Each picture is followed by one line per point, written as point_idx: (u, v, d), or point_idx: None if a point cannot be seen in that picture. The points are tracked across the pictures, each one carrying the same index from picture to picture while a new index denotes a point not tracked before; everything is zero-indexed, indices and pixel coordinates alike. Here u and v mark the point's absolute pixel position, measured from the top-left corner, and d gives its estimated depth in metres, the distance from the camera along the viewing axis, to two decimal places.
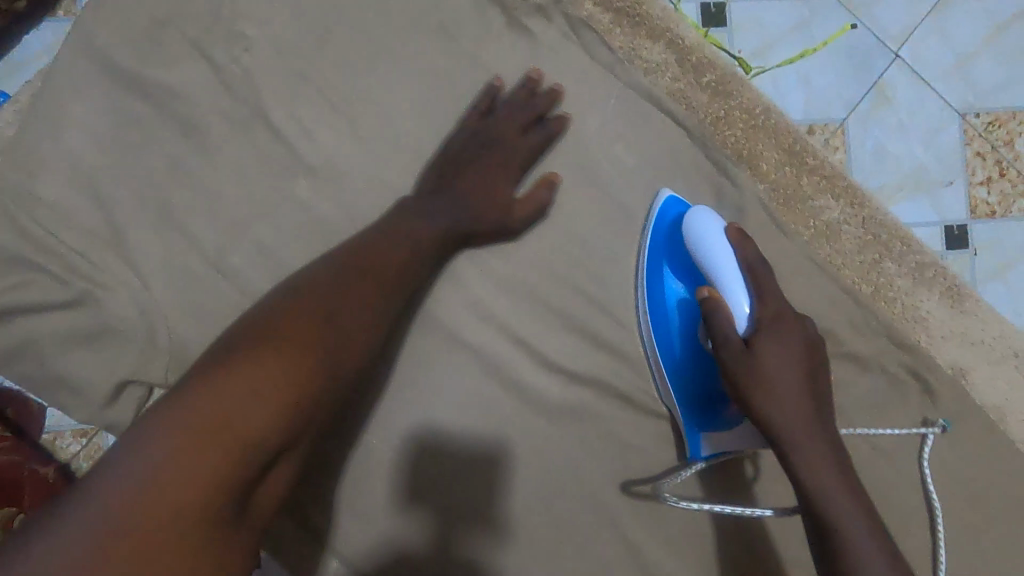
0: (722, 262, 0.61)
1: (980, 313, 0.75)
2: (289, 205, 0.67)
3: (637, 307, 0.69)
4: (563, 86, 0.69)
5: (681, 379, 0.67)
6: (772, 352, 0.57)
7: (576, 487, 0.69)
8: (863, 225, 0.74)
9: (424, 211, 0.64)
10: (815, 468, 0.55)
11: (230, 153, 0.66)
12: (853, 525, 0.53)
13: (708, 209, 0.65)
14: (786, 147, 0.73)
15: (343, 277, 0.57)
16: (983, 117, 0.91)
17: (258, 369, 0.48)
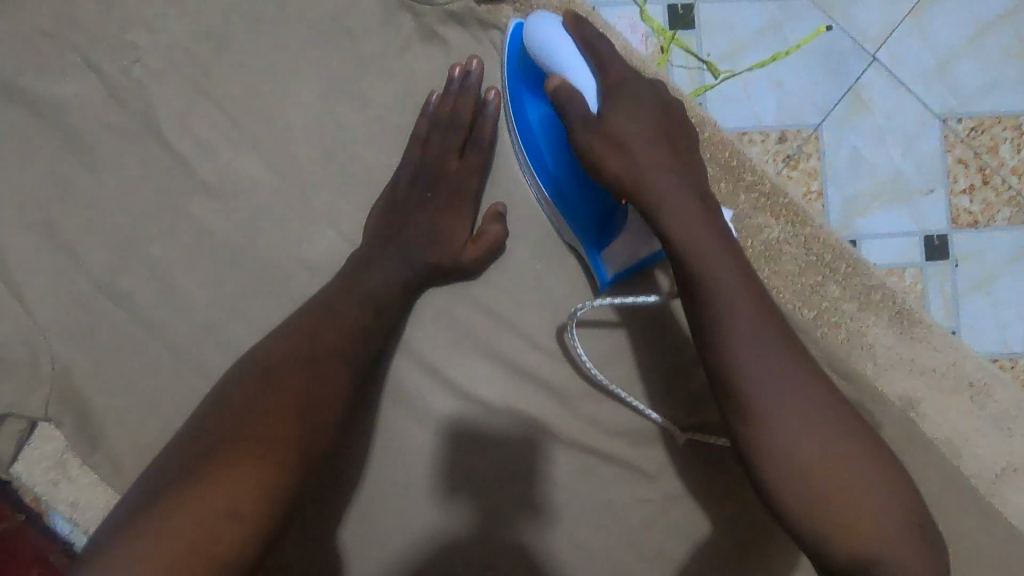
0: (558, 46, 0.57)
1: (932, 338, 0.70)
2: (184, 226, 0.63)
3: (515, 146, 0.66)
4: (480, 65, 0.64)
5: (561, 178, 0.63)
6: (653, 159, 0.53)
7: (490, 527, 0.64)
8: (806, 245, 0.69)
9: (374, 264, 0.61)
10: (707, 266, 0.50)
11: (121, 170, 0.62)
12: (773, 385, 0.47)
13: (546, 13, 0.60)
14: (722, 163, 0.69)
15: (301, 347, 0.55)
16: (965, 121, 0.85)
17: (225, 482, 0.47)
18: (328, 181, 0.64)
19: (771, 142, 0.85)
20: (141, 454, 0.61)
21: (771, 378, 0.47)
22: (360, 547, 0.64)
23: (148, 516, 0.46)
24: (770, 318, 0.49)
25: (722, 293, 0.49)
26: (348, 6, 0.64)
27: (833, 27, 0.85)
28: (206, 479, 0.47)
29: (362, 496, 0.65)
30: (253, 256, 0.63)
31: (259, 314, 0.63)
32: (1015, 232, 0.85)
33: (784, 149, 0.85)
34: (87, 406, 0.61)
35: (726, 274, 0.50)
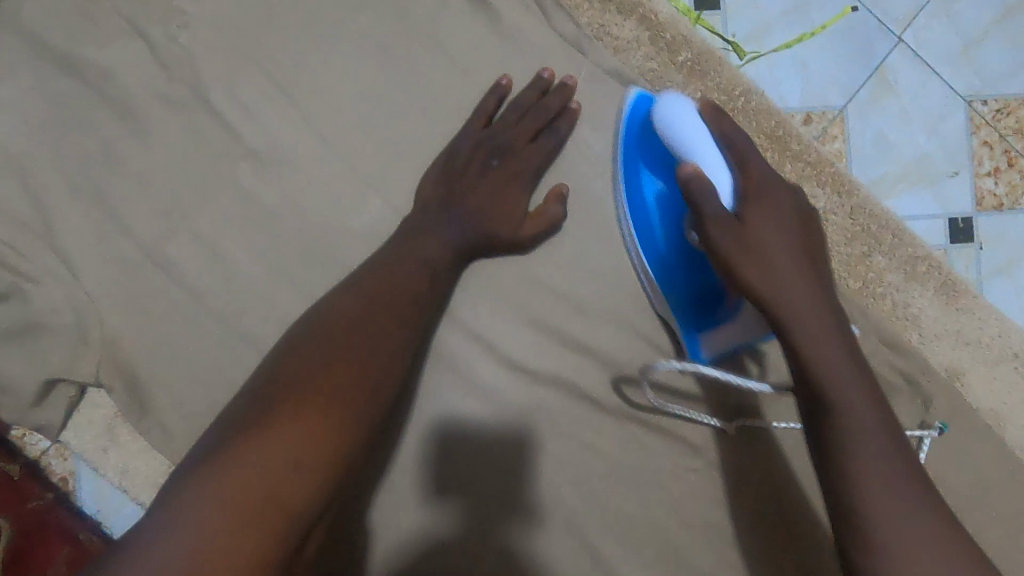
0: (698, 147, 0.56)
1: (976, 309, 0.70)
2: (230, 192, 0.63)
3: (619, 215, 0.66)
4: (575, 82, 0.65)
5: (667, 281, 0.63)
6: (766, 224, 0.55)
7: (538, 494, 0.64)
8: (851, 215, 0.69)
9: (430, 229, 0.61)
10: (813, 338, 0.52)
11: (168, 136, 0.62)
12: (877, 461, 0.48)
13: (676, 94, 0.59)
14: (767, 132, 0.68)
15: (363, 309, 0.55)
16: (991, 103, 0.85)
17: (302, 429, 0.48)
18: (375, 148, 0.64)
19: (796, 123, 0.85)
20: (190, 420, 0.61)
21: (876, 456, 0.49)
22: (408, 514, 0.64)
23: (223, 458, 0.45)
24: (880, 405, 0.50)
25: (835, 367, 0.51)
26: None
27: (858, 8, 0.85)
28: (284, 422, 0.47)
29: (409, 464, 0.64)
30: (300, 224, 0.63)
31: (306, 281, 0.63)
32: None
33: (809, 131, 0.85)
34: (135, 372, 0.61)
35: (833, 347, 0.52)
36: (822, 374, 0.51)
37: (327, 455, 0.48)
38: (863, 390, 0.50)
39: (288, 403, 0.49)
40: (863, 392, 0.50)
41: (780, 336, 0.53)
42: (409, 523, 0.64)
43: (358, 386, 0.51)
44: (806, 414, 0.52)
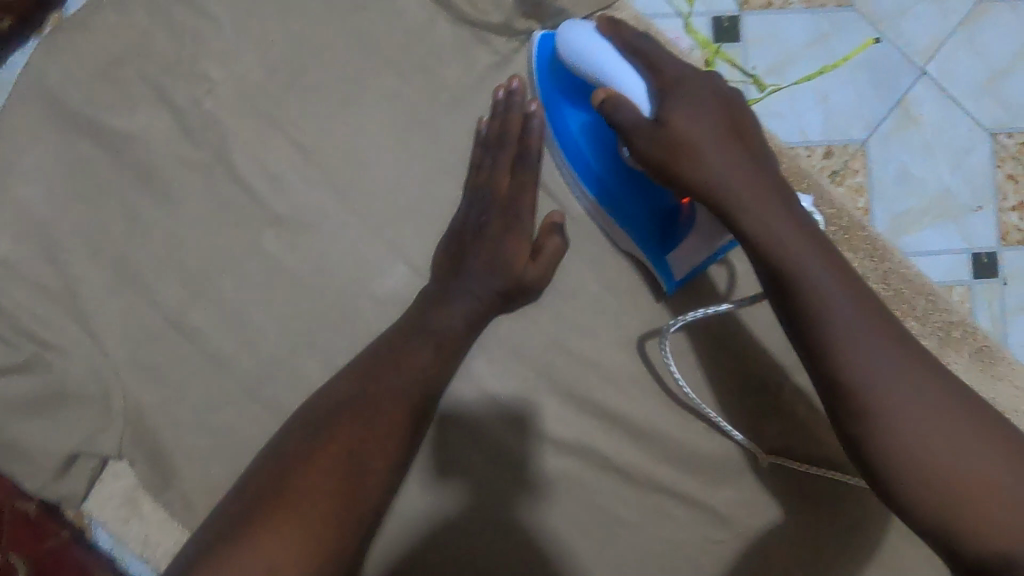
0: (597, 54, 0.57)
1: (1016, 376, 0.68)
2: (255, 259, 0.62)
3: (556, 160, 0.65)
4: (519, 81, 0.62)
5: (617, 204, 0.63)
6: (690, 117, 0.54)
7: (564, 569, 0.63)
8: (884, 279, 0.67)
9: (443, 303, 0.57)
10: (765, 225, 0.51)
11: (193, 202, 0.61)
12: (885, 375, 0.45)
13: (574, 22, 0.60)
14: (799, 195, 0.67)
15: (359, 392, 0.52)
16: (1015, 136, 0.83)
17: (269, 545, 0.45)
18: (401, 213, 0.63)
19: (817, 156, 0.83)
20: (214, 491, 0.60)
21: (884, 370, 0.45)
22: None
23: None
24: (870, 303, 0.48)
25: (810, 273, 0.48)
26: (422, 36, 0.63)
27: (881, 39, 0.83)
28: (253, 536, 0.45)
29: (432, 537, 0.63)
30: (324, 290, 0.62)
31: (330, 350, 0.62)
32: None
33: (830, 165, 0.83)
34: (160, 442, 0.61)
35: (784, 226, 0.51)
36: (801, 289, 0.48)
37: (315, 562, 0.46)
38: (845, 293, 0.48)
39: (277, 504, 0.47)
40: (849, 294, 0.47)
41: (733, 228, 0.52)
42: None
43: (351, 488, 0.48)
44: (795, 338, 0.49)
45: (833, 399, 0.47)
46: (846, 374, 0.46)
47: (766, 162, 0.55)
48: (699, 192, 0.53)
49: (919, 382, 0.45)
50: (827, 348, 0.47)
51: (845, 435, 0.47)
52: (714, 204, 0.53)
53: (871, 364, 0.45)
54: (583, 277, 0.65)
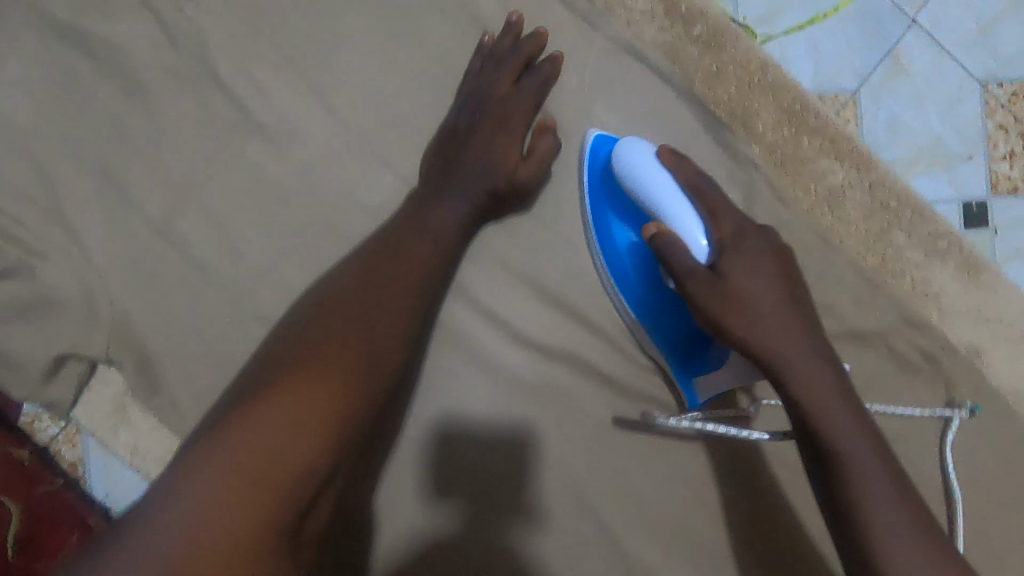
0: (658, 189, 0.58)
1: (999, 286, 0.68)
2: (241, 169, 0.62)
3: (592, 254, 0.65)
4: (544, 31, 0.63)
5: (656, 325, 0.62)
6: (748, 277, 0.55)
7: (554, 477, 0.64)
8: (870, 191, 0.67)
9: (439, 202, 0.60)
10: (811, 385, 0.52)
11: (177, 111, 0.61)
12: (900, 551, 0.49)
13: (638, 141, 0.61)
14: (784, 106, 0.67)
15: (359, 282, 0.55)
16: (1006, 86, 0.82)
17: (302, 397, 0.47)
18: (386, 123, 0.63)
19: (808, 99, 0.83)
20: (201, 398, 0.61)
21: (896, 533, 0.49)
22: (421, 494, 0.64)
23: (220, 434, 0.45)
24: (898, 481, 0.51)
25: (845, 439, 0.51)
26: None
27: None
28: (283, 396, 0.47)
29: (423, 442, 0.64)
30: (310, 199, 0.62)
31: (317, 260, 0.62)
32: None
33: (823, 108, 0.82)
34: (146, 350, 0.60)
35: (831, 398, 0.52)
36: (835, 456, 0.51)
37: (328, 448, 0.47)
38: (873, 456, 0.51)
39: (269, 423, 0.46)
40: (880, 468, 0.51)
41: (777, 386, 0.54)
42: (419, 503, 0.64)
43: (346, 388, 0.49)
44: (820, 492, 0.53)
45: (848, 547, 0.51)
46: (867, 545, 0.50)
47: (814, 318, 0.56)
48: (748, 352, 0.54)
49: (927, 548, 0.49)
50: (854, 507, 0.50)
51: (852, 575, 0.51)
52: (762, 363, 0.54)
53: (890, 540, 0.49)
54: (572, 189, 0.65)
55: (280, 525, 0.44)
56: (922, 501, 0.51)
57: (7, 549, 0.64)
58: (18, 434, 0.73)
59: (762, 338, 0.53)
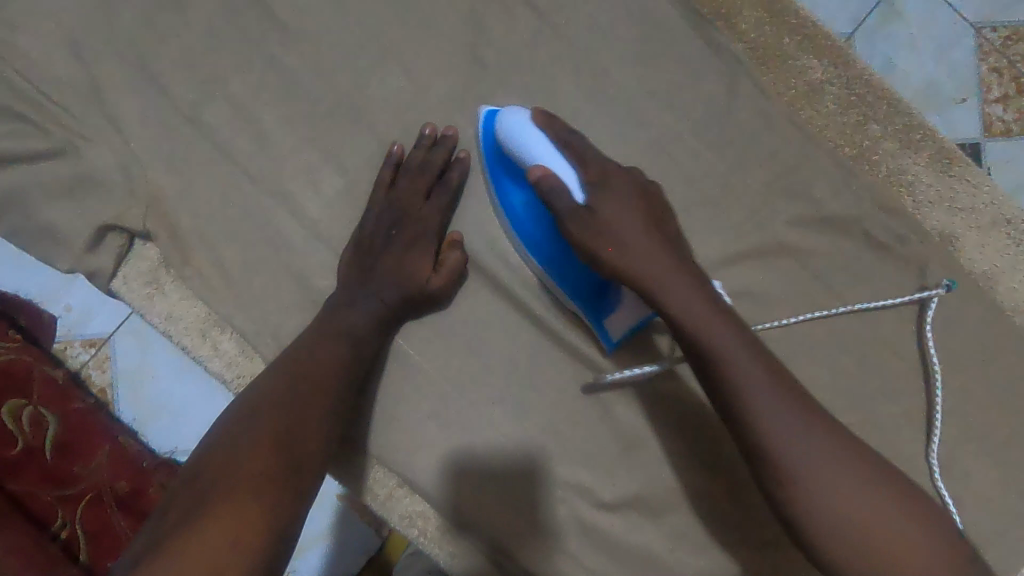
0: (531, 146, 0.60)
1: (971, 177, 0.73)
2: (263, 61, 0.68)
3: (501, 220, 0.69)
4: (467, 156, 0.68)
5: (562, 275, 0.66)
6: (625, 219, 0.58)
7: (548, 348, 0.69)
8: (847, 86, 0.72)
9: (351, 303, 0.63)
10: (702, 328, 0.55)
11: (207, 9, 0.68)
12: (822, 472, 0.51)
13: (514, 106, 0.63)
14: (767, 6, 0.72)
15: (279, 378, 0.58)
16: (999, 31, 0.87)
17: (223, 511, 0.48)
18: (396, 22, 0.69)
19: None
20: (227, 269, 0.67)
21: (801, 445, 0.52)
22: (424, 364, 0.69)
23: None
24: (799, 402, 0.53)
25: (733, 361, 0.54)
26: None
27: None
28: (204, 515, 0.47)
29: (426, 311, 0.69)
30: (325, 89, 0.68)
31: (333, 146, 0.68)
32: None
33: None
34: (177, 224, 0.67)
35: (714, 325, 0.55)
36: (736, 389, 0.53)
37: (262, 517, 0.49)
38: (756, 367, 0.54)
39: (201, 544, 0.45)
40: (766, 379, 0.53)
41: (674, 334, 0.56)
42: (424, 373, 0.69)
43: (263, 511, 0.49)
44: (717, 404, 0.55)
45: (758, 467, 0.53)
46: (784, 469, 0.51)
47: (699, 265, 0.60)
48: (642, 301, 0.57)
49: (846, 463, 0.51)
50: (750, 424, 0.53)
51: (781, 504, 0.52)
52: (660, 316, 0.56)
53: (809, 468, 0.51)
54: (567, 81, 0.70)
55: None
56: (814, 403, 0.54)
57: (48, 447, 0.79)
58: (52, 359, 0.85)
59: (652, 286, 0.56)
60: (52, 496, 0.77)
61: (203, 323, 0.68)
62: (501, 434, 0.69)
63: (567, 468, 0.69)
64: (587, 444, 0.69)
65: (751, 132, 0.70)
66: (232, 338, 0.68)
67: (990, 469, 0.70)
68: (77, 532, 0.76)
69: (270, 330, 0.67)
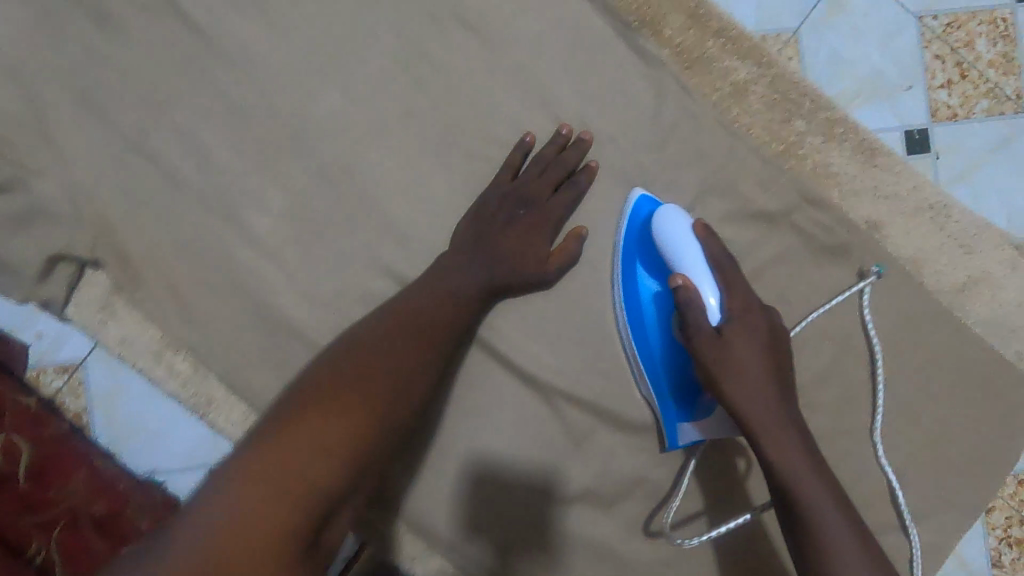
0: (686, 256, 0.66)
1: (894, 165, 0.76)
2: (203, 87, 0.70)
3: (616, 310, 0.72)
4: (597, 164, 0.72)
5: (657, 375, 0.70)
6: (745, 344, 0.64)
7: (497, 352, 0.72)
8: (770, 85, 0.75)
9: (458, 269, 0.68)
10: (781, 445, 0.63)
11: (145, 40, 0.69)
12: (846, 559, 0.59)
13: (674, 207, 0.68)
14: (690, 11, 0.74)
15: (387, 331, 0.64)
16: (941, 19, 0.86)
17: (321, 423, 0.56)
18: (331, 43, 0.71)
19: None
20: (178, 291, 0.69)
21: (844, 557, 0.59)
22: None
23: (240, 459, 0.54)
24: (845, 509, 0.62)
25: (802, 479, 0.62)
26: None
27: None
28: (307, 421, 0.55)
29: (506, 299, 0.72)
30: (266, 112, 0.70)
31: (275, 166, 0.70)
32: (991, 122, 0.86)
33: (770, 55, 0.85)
34: (127, 250, 0.69)
35: (794, 446, 0.63)
36: (793, 489, 0.62)
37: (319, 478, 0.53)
38: (819, 483, 0.62)
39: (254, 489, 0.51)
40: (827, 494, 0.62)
41: (752, 444, 0.64)
42: None
43: (315, 475, 0.53)
44: (777, 503, 0.64)
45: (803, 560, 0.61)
46: (818, 554, 0.60)
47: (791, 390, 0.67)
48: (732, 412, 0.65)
49: (863, 555, 0.60)
50: (808, 529, 0.61)
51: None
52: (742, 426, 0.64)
53: (838, 551, 0.59)
54: (503, 93, 0.72)
55: (308, 498, 0.52)
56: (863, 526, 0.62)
57: (21, 474, 0.80)
58: (24, 387, 0.84)
59: (742, 398, 0.64)
60: (30, 522, 0.79)
61: (155, 347, 0.70)
62: (456, 435, 0.72)
63: (520, 465, 0.72)
64: (538, 441, 0.72)
65: (681, 134, 0.73)
66: (185, 358, 0.70)
67: (916, 444, 0.75)
68: (52, 553, 0.78)
69: (225, 348, 0.69)
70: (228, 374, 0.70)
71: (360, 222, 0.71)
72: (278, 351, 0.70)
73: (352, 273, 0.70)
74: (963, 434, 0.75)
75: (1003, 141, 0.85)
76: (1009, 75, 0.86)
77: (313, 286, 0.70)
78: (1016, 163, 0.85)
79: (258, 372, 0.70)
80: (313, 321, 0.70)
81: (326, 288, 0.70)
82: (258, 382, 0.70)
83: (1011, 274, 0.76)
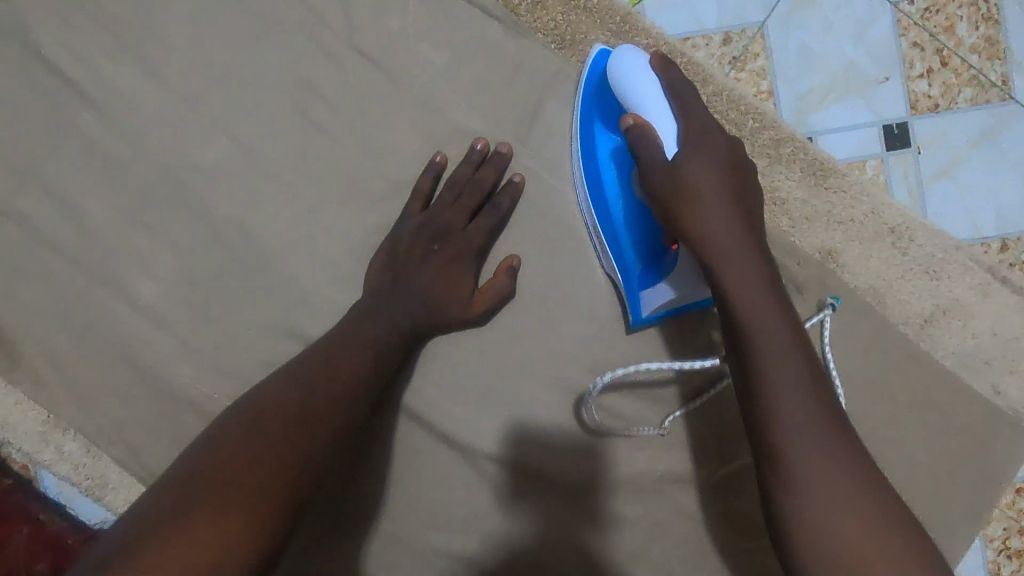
0: (644, 96, 0.58)
1: (847, 187, 0.69)
2: (73, 142, 0.64)
3: (582, 205, 0.66)
4: (522, 180, 0.65)
5: (617, 245, 0.63)
6: (702, 168, 0.55)
7: (415, 413, 0.66)
8: (707, 101, 0.68)
9: (377, 314, 0.61)
10: (752, 311, 0.52)
11: (10, 95, 0.64)
12: (802, 437, 0.48)
13: (635, 50, 0.61)
14: (612, 27, 0.68)
15: (304, 394, 0.56)
16: (918, 2, 0.75)
17: (223, 521, 0.47)
18: (210, 85, 0.64)
19: (714, 44, 0.75)
20: (58, 365, 0.64)
21: (812, 460, 0.47)
22: None
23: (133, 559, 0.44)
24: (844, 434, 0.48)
25: (774, 355, 0.50)
26: None
27: None
28: (204, 514, 0.47)
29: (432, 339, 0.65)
30: (142, 165, 0.64)
31: (155, 223, 0.64)
32: (976, 112, 0.75)
33: (728, 52, 0.75)
34: (2, 324, 0.64)
35: (770, 319, 0.51)
36: (751, 343, 0.51)
37: None
38: (801, 374, 0.50)
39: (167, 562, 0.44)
40: (802, 382, 0.49)
41: (715, 295, 0.54)
42: None
43: None
44: (740, 384, 0.52)
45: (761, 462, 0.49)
46: (779, 447, 0.48)
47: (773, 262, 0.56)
48: (690, 243, 0.55)
49: (829, 441, 0.48)
50: (767, 418, 0.49)
51: (773, 505, 0.48)
52: (705, 266, 0.55)
53: (798, 443, 0.48)
54: (407, 131, 0.65)
55: None
56: (849, 434, 0.48)
57: None
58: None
59: (701, 230, 0.54)
60: None
61: (42, 428, 0.65)
62: (374, 508, 0.66)
63: (446, 536, 0.66)
64: (464, 509, 0.66)
65: None
66: (75, 438, 0.65)
67: None
68: None
69: (115, 425, 0.64)
70: (119, 452, 0.64)
71: (255, 281, 0.64)
72: (172, 427, 0.64)
73: (248, 335, 0.64)
74: (936, 476, 0.68)
75: (986, 133, 0.75)
76: (995, 60, 0.75)
77: (204, 352, 0.64)
78: (1002, 157, 0.75)
79: (150, 449, 0.64)
80: (207, 391, 0.64)
81: (221, 355, 0.64)
82: (154, 461, 0.64)
83: (981, 300, 0.69)
